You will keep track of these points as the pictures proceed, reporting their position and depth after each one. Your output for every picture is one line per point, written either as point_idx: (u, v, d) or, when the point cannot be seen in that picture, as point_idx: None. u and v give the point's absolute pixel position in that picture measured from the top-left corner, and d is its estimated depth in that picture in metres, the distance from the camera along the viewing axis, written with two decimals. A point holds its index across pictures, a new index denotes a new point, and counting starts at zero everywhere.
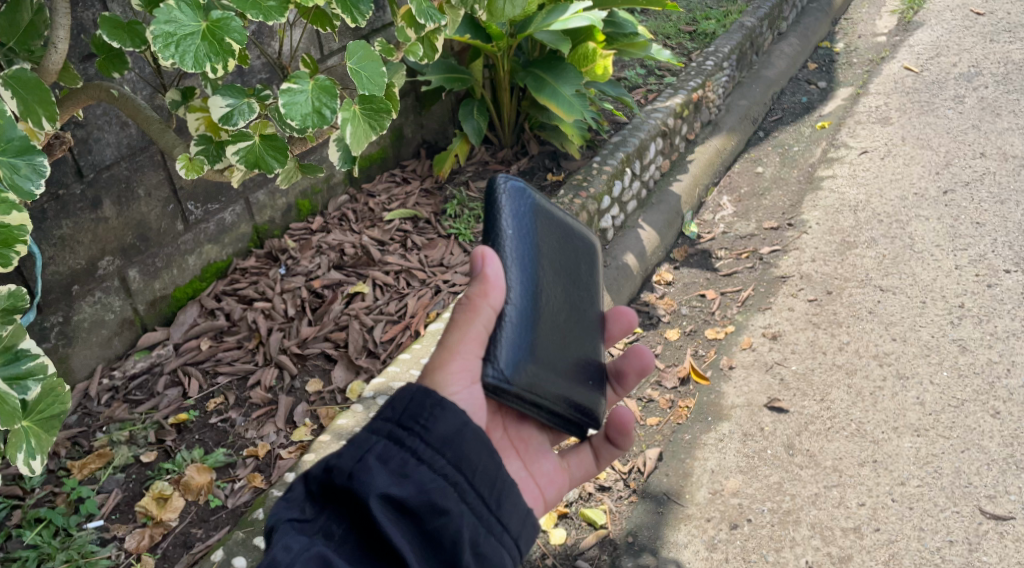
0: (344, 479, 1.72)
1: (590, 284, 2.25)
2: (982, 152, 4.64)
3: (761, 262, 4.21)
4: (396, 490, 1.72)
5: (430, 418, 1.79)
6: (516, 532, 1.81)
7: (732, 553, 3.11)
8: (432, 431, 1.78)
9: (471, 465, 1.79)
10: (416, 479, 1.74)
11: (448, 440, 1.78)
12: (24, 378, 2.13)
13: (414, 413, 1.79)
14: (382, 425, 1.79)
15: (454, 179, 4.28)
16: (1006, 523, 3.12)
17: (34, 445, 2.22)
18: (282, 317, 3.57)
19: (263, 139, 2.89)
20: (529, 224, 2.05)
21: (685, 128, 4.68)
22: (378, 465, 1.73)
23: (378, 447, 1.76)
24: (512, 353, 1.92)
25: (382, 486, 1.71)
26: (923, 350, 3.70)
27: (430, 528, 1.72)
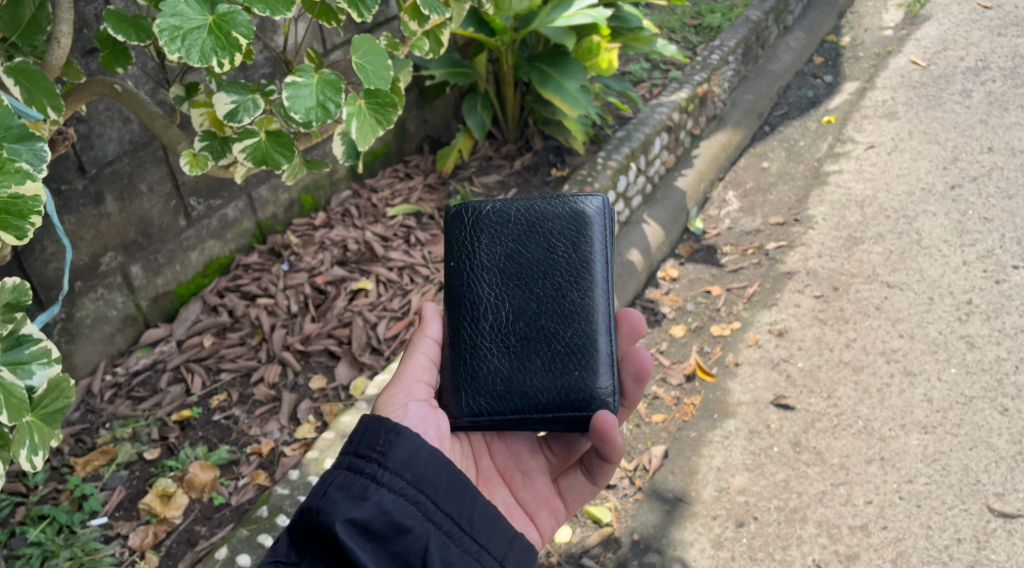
0: (312, 513, 1.83)
1: (574, 277, 2.30)
2: (990, 147, 4.60)
3: (767, 258, 4.19)
4: (359, 515, 1.83)
5: (385, 444, 1.91)
6: (483, 540, 1.93)
7: (738, 552, 3.10)
8: (390, 456, 1.91)
9: (428, 483, 1.92)
10: (377, 501, 1.86)
11: (404, 463, 1.91)
12: (28, 363, 2.13)
13: (370, 441, 1.92)
14: (342, 458, 1.92)
15: (457, 174, 4.26)
16: (1014, 521, 3.10)
17: (38, 441, 2.15)
18: (285, 313, 3.55)
19: (269, 135, 2.88)
20: (470, 249, 2.34)
21: (690, 123, 4.65)
22: (341, 494, 1.85)
23: (339, 478, 1.88)
24: (458, 380, 2.31)
25: (345, 513, 1.82)
26: (931, 347, 3.67)
27: (398, 548, 1.84)
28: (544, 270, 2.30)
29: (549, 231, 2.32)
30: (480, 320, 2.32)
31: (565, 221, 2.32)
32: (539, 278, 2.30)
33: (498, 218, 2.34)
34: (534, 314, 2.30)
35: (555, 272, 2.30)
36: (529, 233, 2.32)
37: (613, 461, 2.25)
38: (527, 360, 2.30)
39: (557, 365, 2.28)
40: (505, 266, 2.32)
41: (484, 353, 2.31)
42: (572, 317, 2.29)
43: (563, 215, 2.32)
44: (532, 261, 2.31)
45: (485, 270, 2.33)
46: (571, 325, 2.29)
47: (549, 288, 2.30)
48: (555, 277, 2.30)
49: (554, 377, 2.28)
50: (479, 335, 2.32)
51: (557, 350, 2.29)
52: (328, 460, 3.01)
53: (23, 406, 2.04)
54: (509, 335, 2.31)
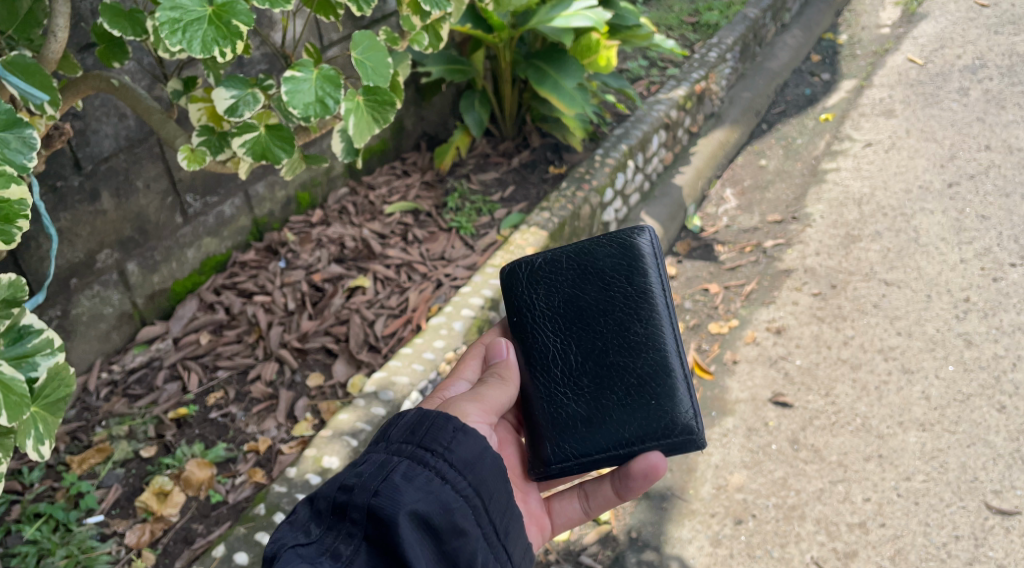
0: (370, 495, 1.79)
1: (635, 311, 2.29)
2: (987, 145, 4.61)
3: (765, 256, 4.18)
4: (423, 508, 1.80)
5: (451, 440, 1.88)
6: (514, 552, 1.92)
7: (737, 549, 3.10)
8: (454, 453, 1.87)
9: (485, 486, 1.89)
10: (440, 498, 1.82)
11: (469, 464, 1.88)
12: (32, 355, 2.29)
13: (435, 434, 1.88)
14: (404, 445, 1.87)
15: (455, 172, 4.25)
16: (1012, 518, 3.11)
17: (43, 430, 2.30)
18: (282, 311, 3.54)
19: (269, 129, 2.87)
20: (530, 306, 2.36)
21: (688, 120, 4.64)
22: (404, 483, 1.81)
23: (403, 466, 1.84)
24: (538, 427, 2.30)
25: (410, 503, 1.79)
26: (928, 345, 3.67)
27: (449, 548, 1.81)
28: (604, 308, 2.30)
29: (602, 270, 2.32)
30: (551, 367, 2.31)
31: (615, 257, 2.31)
32: (601, 316, 2.30)
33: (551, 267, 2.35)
34: (603, 353, 2.29)
35: (616, 308, 2.29)
36: (584, 275, 2.33)
37: (620, 497, 2.30)
38: (603, 398, 2.28)
39: (633, 398, 2.26)
40: (566, 312, 2.33)
41: (559, 398, 2.30)
42: (642, 349, 2.27)
43: (615, 251, 2.32)
44: (593, 302, 2.31)
45: (547, 319, 2.34)
46: (641, 357, 2.27)
47: (614, 324, 2.29)
48: (617, 313, 2.29)
49: (634, 410, 2.25)
50: (551, 381, 2.31)
51: (632, 385, 2.26)
52: (325, 458, 2.99)
53: (23, 402, 2.16)
54: (581, 376, 2.30)
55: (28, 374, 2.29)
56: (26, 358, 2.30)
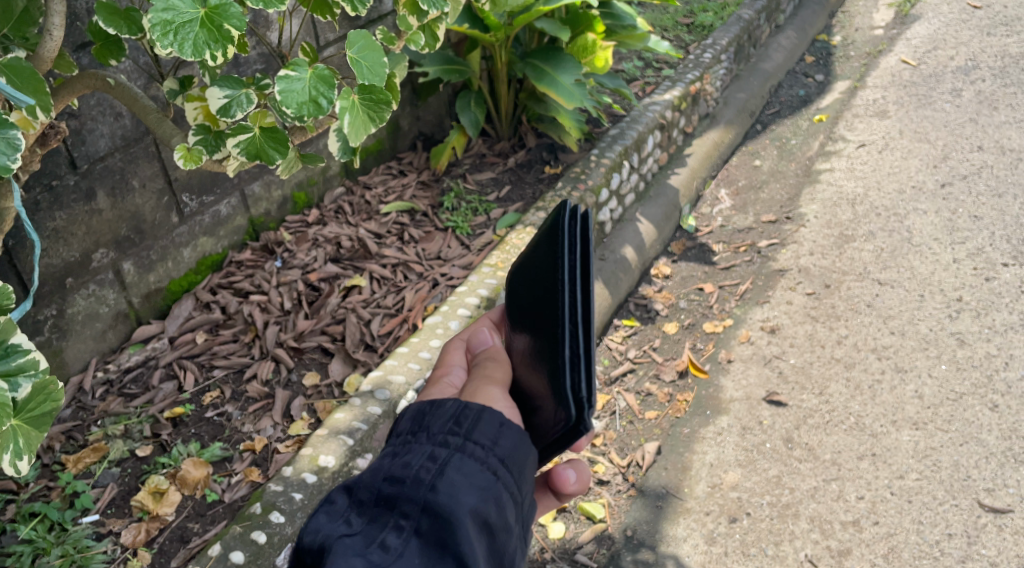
0: (424, 490, 1.53)
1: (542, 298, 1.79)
2: (979, 145, 4.63)
3: (759, 256, 4.20)
4: (481, 507, 1.53)
5: (503, 433, 1.60)
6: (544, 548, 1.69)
7: (732, 547, 3.11)
8: (507, 447, 1.60)
9: (530, 482, 1.63)
10: (495, 497, 1.55)
11: (522, 459, 1.61)
12: (14, 376, 2.10)
13: (484, 425, 1.60)
14: (451, 437, 1.58)
15: (451, 172, 4.26)
16: (1004, 517, 3.13)
17: (23, 445, 2.18)
18: (278, 310, 3.55)
19: (263, 130, 2.87)
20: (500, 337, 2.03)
21: (683, 121, 4.66)
22: (459, 479, 1.54)
23: (456, 460, 1.56)
24: None
25: (467, 502, 1.53)
26: (921, 344, 3.70)
27: (503, 549, 1.55)
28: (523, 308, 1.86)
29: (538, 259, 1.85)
30: None
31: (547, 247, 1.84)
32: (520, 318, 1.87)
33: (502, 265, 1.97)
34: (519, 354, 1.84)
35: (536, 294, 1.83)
36: (525, 268, 1.90)
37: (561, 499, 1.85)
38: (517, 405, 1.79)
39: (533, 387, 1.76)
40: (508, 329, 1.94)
41: None
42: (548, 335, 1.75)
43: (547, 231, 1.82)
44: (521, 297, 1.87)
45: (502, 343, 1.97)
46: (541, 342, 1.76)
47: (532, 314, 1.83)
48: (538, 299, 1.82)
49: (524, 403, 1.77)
50: None
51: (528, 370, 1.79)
52: (321, 457, 3.00)
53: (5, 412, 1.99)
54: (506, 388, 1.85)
55: (11, 395, 2.11)
56: (8, 378, 2.10)
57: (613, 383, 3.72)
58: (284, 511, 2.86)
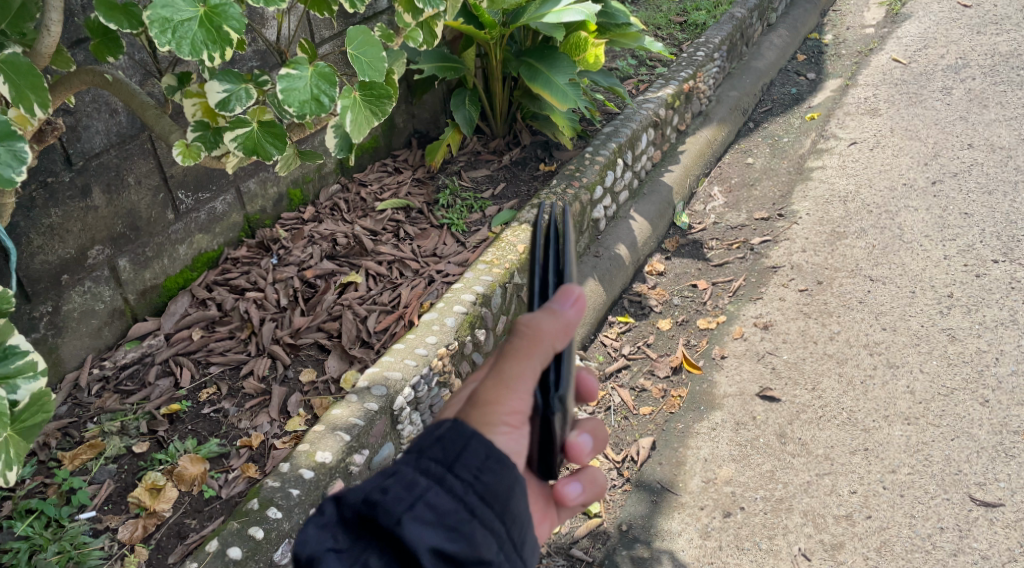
0: (390, 521, 1.43)
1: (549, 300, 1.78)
2: (970, 143, 4.67)
3: (752, 253, 4.23)
4: (450, 545, 1.43)
5: (483, 467, 1.47)
6: None
7: (726, 541, 3.15)
8: (485, 482, 1.47)
9: (520, 522, 1.49)
10: (471, 537, 1.44)
11: (505, 496, 1.48)
12: (13, 378, 2.24)
13: (466, 456, 1.47)
14: (431, 466, 1.46)
15: (446, 169, 4.27)
16: (995, 510, 3.18)
17: (11, 455, 2.30)
18: (274, 307, 3.57)
19: (261, 125, 2.91)
20: None
21: (676, 119, 4.69)
22: (433, 513, 1.44)
23: (430, 493, 1.44)
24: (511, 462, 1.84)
25: (433, 538, 1.42)
26: (913, 340, 3.73)
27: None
28: None
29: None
30: None
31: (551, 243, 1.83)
32: None
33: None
34: None
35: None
36: None
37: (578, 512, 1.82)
38: None
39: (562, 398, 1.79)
40: None
41: None
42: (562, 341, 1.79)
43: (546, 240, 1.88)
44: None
45: None
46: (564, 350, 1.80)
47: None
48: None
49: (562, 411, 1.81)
50: None
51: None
52: (318, 453, 3.01)
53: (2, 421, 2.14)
54: None
55: (9, 399, 2.24)
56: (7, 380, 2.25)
57: (608, 379, 3.76)
58: (282, 506, 2.88)
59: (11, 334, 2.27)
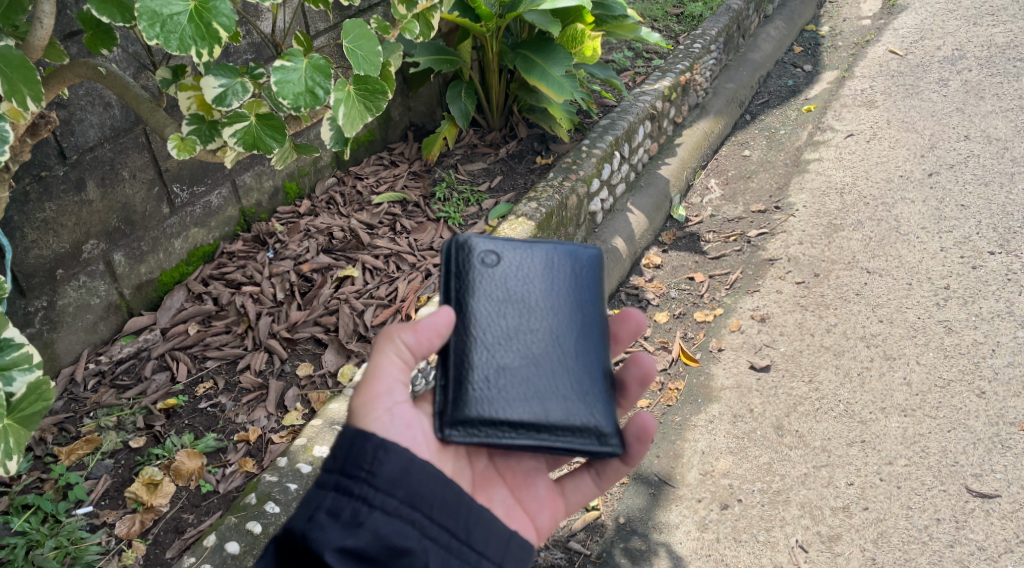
0: (300, 534, 1.95)
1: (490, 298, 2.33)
2: (966, 135, 4.67)
3: (749, 245, 4.23)
4: (350, 540, 1.94)
5: (374, 462, 2.02)
6: (477, 545, 2.05)
7: (723, 533, 3.19)
8: (378, 476, 2.01)
9: (418, 497, 2.02)
10: (370, 526, 1.96)
11: (398, 482, 2.02)
12: (9, 369, 2.27)
13: (357, 463, 2.01)
14: (328, 478, 2.01)
15: (442, 162, 4.25)
16: (991, 501, 3.22)
17: (10, 444, 2.28)
18: (271, 301, 3.55)
19: (258, 118, 2.92)
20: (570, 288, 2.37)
21: (673, 111, 4.69)
22: (332, 519, 1.96)
23: (329, 501, 1.98)
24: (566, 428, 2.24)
25: (336, 539, 1.94)
26: (910, 332, 3.74)
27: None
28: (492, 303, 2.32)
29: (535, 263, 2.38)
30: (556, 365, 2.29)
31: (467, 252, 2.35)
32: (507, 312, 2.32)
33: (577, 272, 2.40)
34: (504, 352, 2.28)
35: (526, 295, 2.35)
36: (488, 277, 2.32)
37: (628, 465, 2.34)
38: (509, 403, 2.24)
39: (519, 370, 2.28)
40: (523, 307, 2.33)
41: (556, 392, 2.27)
42: (503, 326, 2.31)
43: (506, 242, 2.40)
44: (548, 298, 2.35)
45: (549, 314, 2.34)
46: (510, 332, 2.31)
47: (528, 310, 2.33)
48: (522, 296, 2.34)
49: (530, 376, 2.27)
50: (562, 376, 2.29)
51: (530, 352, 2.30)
52: (316, 447, 3.05)
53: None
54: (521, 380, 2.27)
55: (4, 390, 2.27)
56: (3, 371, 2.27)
57: None
58: (280, 501, 2.89)
59: (5, 326, 2.27)
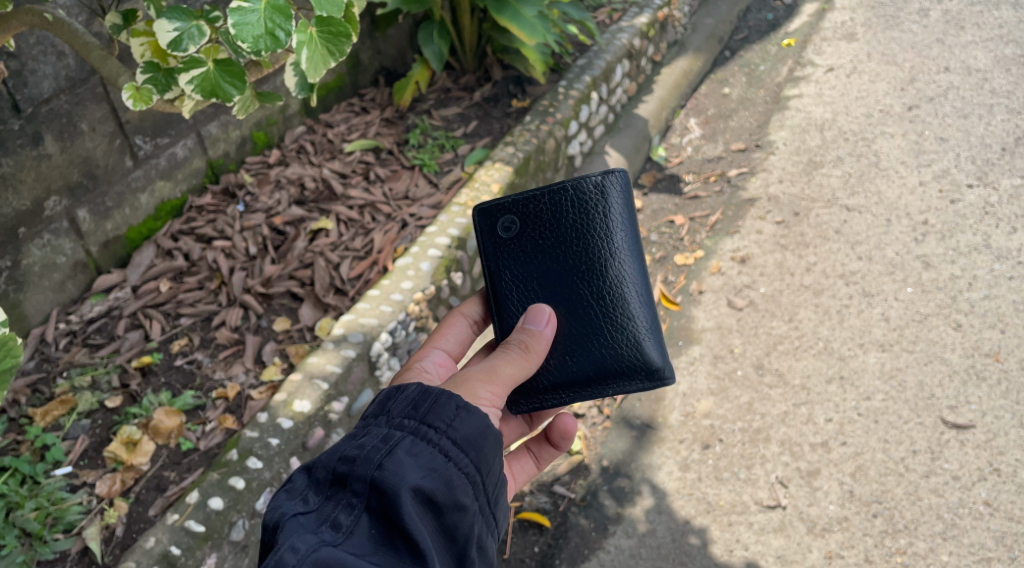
0: (372, 466, 1.82)
1: (519, 268, 2.37)
2: (946, 67, 4.61)
3: (728, 185, 4.18)
4: (425, 483, 1.82)
5: (455, 418, 1.90)
6: (504, 527, 1.97)
7: (705, 472, 3.26)
8: (457, 431, 1.89)
9: (486, 464, 1.92)
10: (442, 474, 1.85)
11: (474, 444, 1.90)
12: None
13: (438, 412, 1.90)
14: (406, 422, 1.89)
15: (415, 108, 4.14)
16: (966, 432, 3.27)
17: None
18: (244, 256, 3.47)
19: (217, 64, 2.77)
20: (597, 229, 2.34)
21: (650, 50, 4.61)
22: (407, 458, 1.84)
23: (406, 442, 1.86)
24: (616, 376, 2.37)
25: (411, 480, 1.81)
26: (888, 268, 3.74)
27: (448, 522, 1.84)
28: (526, 272, 2.37)
29: (550, 211, 2.35)
30: (597, 316, 2.35)
31: (490, 227, 2.39)
32: (540, 276, 2.36)
33: (598, 205, 2.34)
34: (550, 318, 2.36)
35: (549, 253, 2.36)
36: (515, 250, 2.37)
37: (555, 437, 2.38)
38: (562, 366, 2.36)
39: (566, 327, 2.36)
40: (556, 264, 2.35)
41: (600, 345, 2.36)
42: (534, 294, 2.36)
43: (516, 198, 2.37)
44: (573, 250, 2.35)
45: (582, 261, 2.34)
46: (548, 293, 2.36)
47: (555, 270, 2.35)
48: (546, 257, 2.36)
49: (577, 330, 2.36)
50: (605, 326, 2.35)
51: (571, 308, 2.35)
52: (296, 402, 3.01)
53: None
54: (569, 341, 2.36)
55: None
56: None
57: None
58: (262, 456, 2.90)
59: None
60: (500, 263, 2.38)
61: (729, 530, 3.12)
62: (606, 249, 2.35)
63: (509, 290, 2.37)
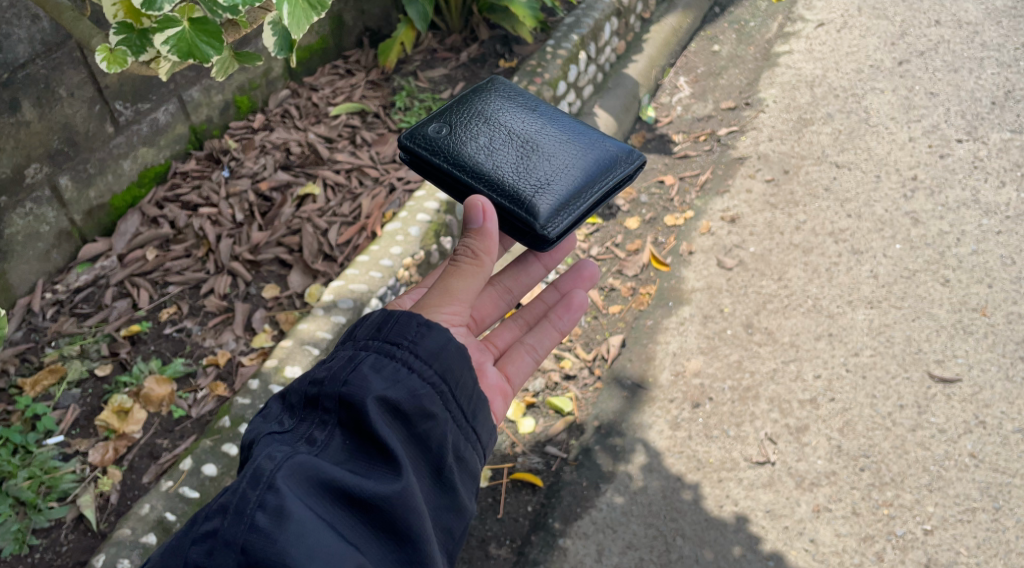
0: (338, 384, 1.81)
1: (473, 145, 2.43)
2: (937, 20, 4.58)
3: (718, 145, 4.15)
4: (392, 394, 1.81)
5: (419, 334, 1.88)
6: (487, 445, 1.94)
7: (695, 430, 3.28)
8: (422, 346, 1.87)
9: (457, 377, 1.89)
10: (408, 385, 1.83)
11: (439, 355, 1.88)
12: None
13: (401, 329, 1.88)
14: (371, 341, 1.87)
15: (401, 69, 4.08)
16: (953, 386, 3.30)
17: None
18: (231, 223, 3.43)
19: (192, 24, 2.56)
20: (510, 97, 2.57)
21: (639, 7, 4.57)
22: (373, 372, 1.83)
23: (372, 359, 1.84)
24: (600, 181, 2.44)
25: (376, 390, 1.80)
26: (877, 225, 3.74)
27: (419, 432, 1.82)
28: (479, 146, 2.43)
29: (464, 112, 2.52)
30: (557, 149, 2.45)
31: (427, 141, 2.45)
32: (488, 144, 2.44)
33: (489, 90, 2.59)
34: (518, 166, 2.41)
35: (487, 128, 2.47)
36: (457, 137, 2.45)
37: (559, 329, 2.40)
38: (554, 187, 2.38)
39: (533, 163, 2.41)
40: (497, 129, 2.47)
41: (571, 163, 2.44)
42: (493, 154, 2.42)
43: (429, 116, 2.52)
44: (502, 120, 2.50)
45: (514, 123, 2.49)
46: (504, 151, 2.43)
47: (498, 133, 2.47)
48: (487, 130, 2.47)
49: (546, 160, 2.42)
50: (568, 146, 2.47)
51: (528, 151, 2.44)
52: (288, 368, 3.00)
53: None
54: (546, 170, 2.41)
55: None
56: None
57: None
58: None
59: None
60: (452, 151, 2.43)
61: (719, 486, 3.15)
62: (528, 105, 2.56)
63: (474, 161, 2.41)
